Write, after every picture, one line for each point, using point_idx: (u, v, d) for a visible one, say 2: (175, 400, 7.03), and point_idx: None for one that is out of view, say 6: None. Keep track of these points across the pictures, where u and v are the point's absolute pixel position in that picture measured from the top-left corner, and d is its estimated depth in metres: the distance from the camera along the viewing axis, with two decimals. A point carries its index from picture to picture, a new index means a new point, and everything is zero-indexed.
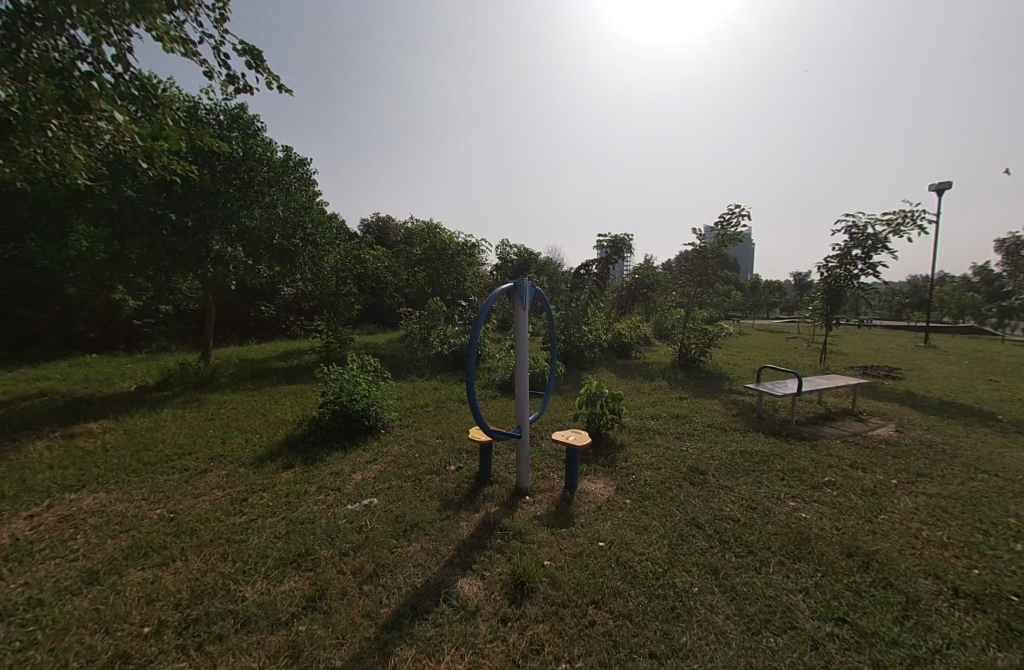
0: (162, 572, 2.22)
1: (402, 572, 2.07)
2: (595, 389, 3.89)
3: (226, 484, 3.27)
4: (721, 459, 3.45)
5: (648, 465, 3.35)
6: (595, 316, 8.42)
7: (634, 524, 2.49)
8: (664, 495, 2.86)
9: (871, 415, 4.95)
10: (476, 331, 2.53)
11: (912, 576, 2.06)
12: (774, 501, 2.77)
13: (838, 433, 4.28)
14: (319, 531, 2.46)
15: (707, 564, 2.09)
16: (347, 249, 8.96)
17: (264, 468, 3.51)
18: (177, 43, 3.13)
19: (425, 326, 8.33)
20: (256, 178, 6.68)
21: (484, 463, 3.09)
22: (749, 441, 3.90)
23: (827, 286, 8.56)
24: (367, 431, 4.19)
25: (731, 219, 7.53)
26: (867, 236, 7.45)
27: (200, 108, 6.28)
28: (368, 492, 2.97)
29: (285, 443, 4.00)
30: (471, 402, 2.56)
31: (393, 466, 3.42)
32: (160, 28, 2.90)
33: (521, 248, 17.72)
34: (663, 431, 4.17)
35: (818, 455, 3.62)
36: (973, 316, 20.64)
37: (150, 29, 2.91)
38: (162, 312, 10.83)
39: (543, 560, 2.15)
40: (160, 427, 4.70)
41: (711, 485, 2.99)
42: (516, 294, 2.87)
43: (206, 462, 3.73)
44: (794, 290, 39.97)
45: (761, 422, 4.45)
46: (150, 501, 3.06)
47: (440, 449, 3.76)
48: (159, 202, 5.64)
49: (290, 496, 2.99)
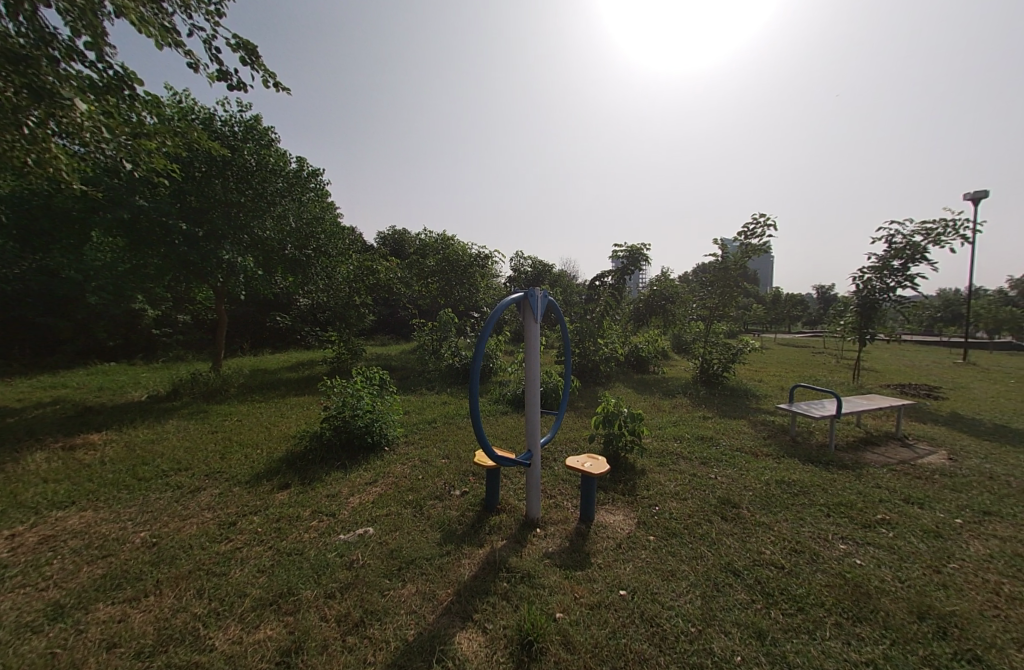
0: (131, 610, 2.01)
1: (392, 623, 1.80)
2: (613, 408, 3.59)
3: (217, 505, 3.08)
4: (755, 490, 3.09)
5: (673, 494, 3.03)
6: (610, 329, 8.16)
7: (660, 569, 2.18)
8: (693, 532, 2.54)
9: (917, 440, 4.50)
10: (482, 345, 2.28)
11: (1004, 648, 1.68)
12: (820, 543, 2.43)
13: (883, 461, 3.86)
14: (306, 567, 2.22)
15: (748, 625, 1.77)
16: (360, 260, 8.92)
17: (259, 487, 3.32)
18: (155, 31, 2.98)
19: (436, 337, 8.17)
20: (269, 188, 6.66)
21: (491, 490, 2.81)
22: (785, 468, 3.52)
23: (861, 299, 8.09)
24: (370, 449, 3.96)
25: (755, 228, 7.14)
26: (906, 246, 7.01)
27: (216, 119, 6.30)
28: (365, 518, 2.72)
29: (283, 460, 3.80)
30: (475, 424, 2.29)
31: (394, 489, 3.18)
32: (131, 10, 2.73)
33: (535, 260, 17.55)
34: (687, 455, 3.83)
35: (864, 486, 3.23)
36: (1013, 333, 19.53)
37: (120, 12, 2.74)
38: (181, 321, 10.99)
39: (554, 612, 1.86)
40: (161, 439, 4.59)
41: (746, 521, 2.65)
42: (527, 305, 2.62)
43: (201, 479, 3.56)
44: (818, 304, 38.71)
45: (796, 447, 4.07)
46: (137, 523, 2.89)
47: (445, 470, 3.51)
48: (171, 212, 5.61)
49: (281, 521, 2.76)
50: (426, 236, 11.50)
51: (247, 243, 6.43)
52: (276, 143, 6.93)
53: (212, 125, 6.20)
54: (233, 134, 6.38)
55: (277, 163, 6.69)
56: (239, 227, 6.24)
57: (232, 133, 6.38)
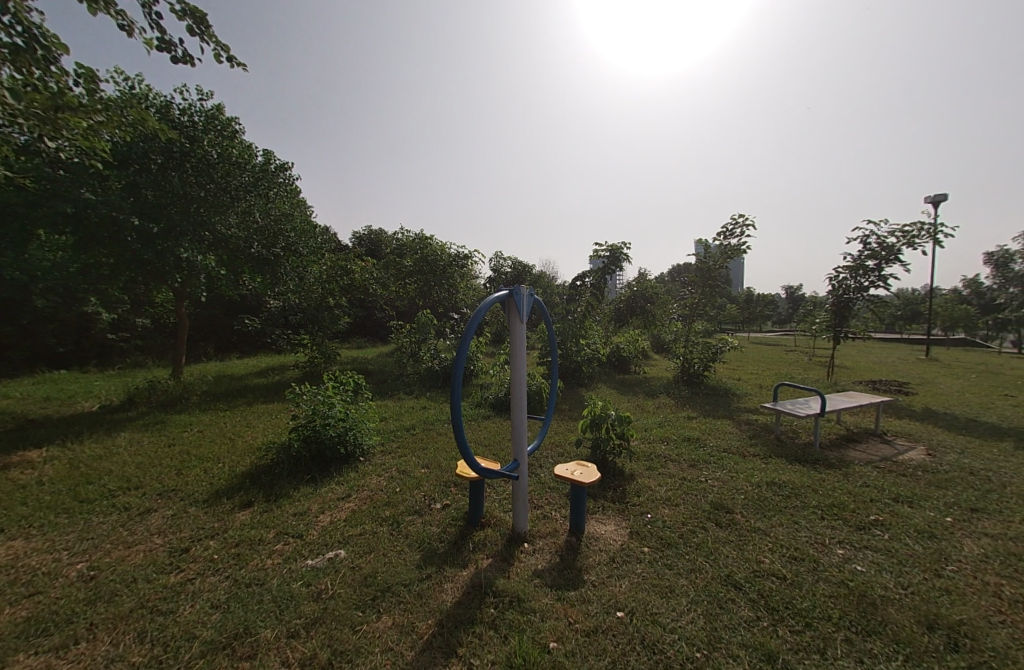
0: (56, 663, 1.72)
1: (365, 665, 1.59)
2: (600, 411, 3.45)
3: (169, 528, 2.77)
4: (747, 493, 3.00)
5: (665, 500, 2.91)
6: (592, 329, 8.08)
7: (658, 586, 2.03)
8: (689, 541, 2.41)
9: (896, 437, 4.55)
10: (464, 346, 2.09)
11: (1018, 658, 1.61)
12: (819, 549, 2.35)
13: (866, 458, 3.87)
14: (266, 601, 1.97)
15: (757, 647, 1.64)
16: (333, 260, 8.55)
17: (218, 507, 3.01)
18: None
19: (415, 340, 7.90)
20: (233, 183, 6.26)
21: (475, 503, 2.61)
22: (774, 469, 3.46)
23: (837, 298, 8.27)
24: (343, 460, 3.70)
25: (735, 228, 7.18)
26: (881, 247, 7.22)
27: (174, 107, 5.87)
28: (337, 539, 2.48)
29: (246, 475, 3.49)
30: (458, 434, 2.10)
31: (369, 504, 2.94)
32: None
33: (514, 260, 17.38)
34: (675, 458, 3.73)
35: (853, 485, 3.21)
36: (967, 329, 20.62)
37: None
38: (140, 325, 10.32)
39: (548, 641, 1.69)
40: (110, 454, 4.18)
41: (742, 527, 2.55)
42: (512, 304, 2.44)
43: (152, 499, 3.21)
44: (787, 303, 40.13)
45: (781, 447, 4.03)
46: (72, 553, 2.55)
47: (425, 481, 3.29)
48: (122, 207, 5.16)
49: (241, 546, 2.49)
50: (403, 236, 11.17)
51: (208, 241, 6.03)
52: (241, 135, 6.54)
53: (170, 113, 5.76)
54: (193, 123, 5.96)
55: (242, 156, 6.30)
56: (200, 224, 5.83)
57: (191, 124, 5.95)
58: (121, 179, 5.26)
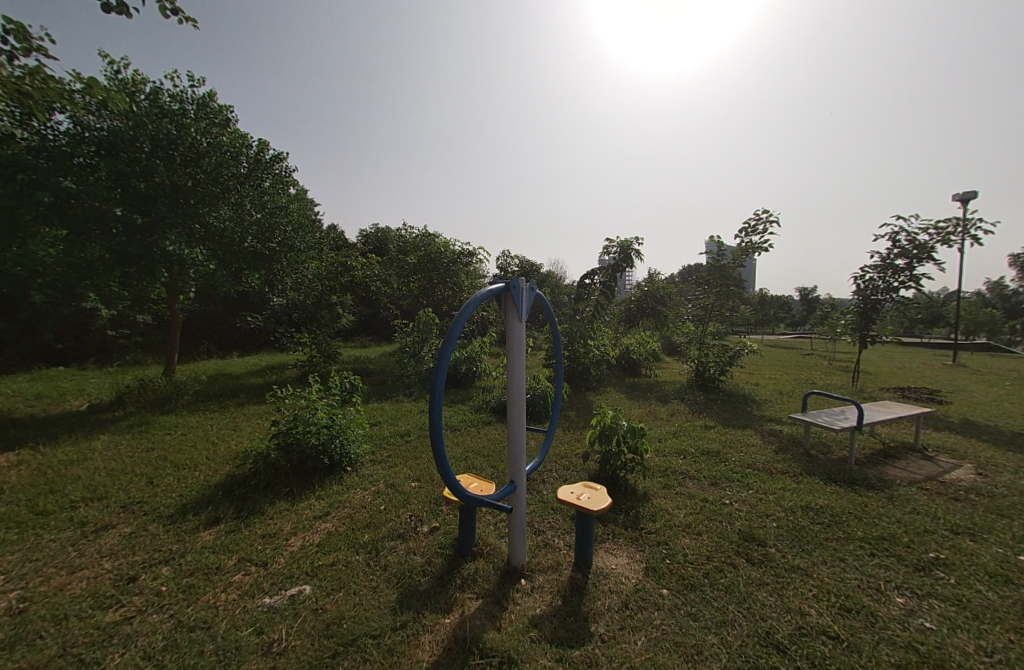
0: None
1: None
2: (610, 422, 3.08)
3: (122, 551, 2.45)
4: (780, 520, 2.61)
5: (685, 528, 2.53)
6: (601, 330, 7.70)
7: (681, 646, 1.66)
8: (716, 583, 2.03)
9: (939, 453, 4.11)
10: (446, 352, 1.74)
11: None
12: (874, 596, 1.96)
13: (909, 478, 3.46)
14: (206, 652, 1.64)
15: None
16: (333, 256, 8.28)
17: (182, 524, 2.70)
18: None
19: (415, 339, 7.59)
20: (224, 173, 6.00)
21: (465, 530, 2.26)
22: (807, 491, 3.05)
23: (862, 299, 7.80)
24: (327, 471, 3.37)
25: (755, 224, 6.74)
26: (912, 245, 6.76)
27: (164, 94, 5.61)
28: (304, 570, 2.15)
29: (219, 487, 3.17)
30: (439, 457, 1.76)
31: (348, 525, 2.61)
32: None
33: (522, 258, 17.00)
34: (694, 475, 3.34)
35: (900, 512, 2.80)
36: (992, 334, 19.74)
37: None
38: (140, 322, 10.16)
39: None
40: (83, 459, 3.91)
41: (777, 565, 2.17)
42: (510, 300, 2.08)
43: (113, 513, 2.91)
44: (801, 305, 39.06)
45: (813, 463, 3.62)
46: (8, 578, 2.23)
47: (413, 498, 2.95)
48: (106, 197, 4.91)
49: (195, 577, 2.16)
50: (407, 233, 10.85)
51: (199, 234, 5.78)
52: (234, 123, 6.30)
53: (160, 100, 5.50)
54: (183, 111, 5.70)
55: (233, 145, 6.04)
56: (189, 216, 5.57)
57: (182, 111, 5.69)
58: (106, 169, 5.01)
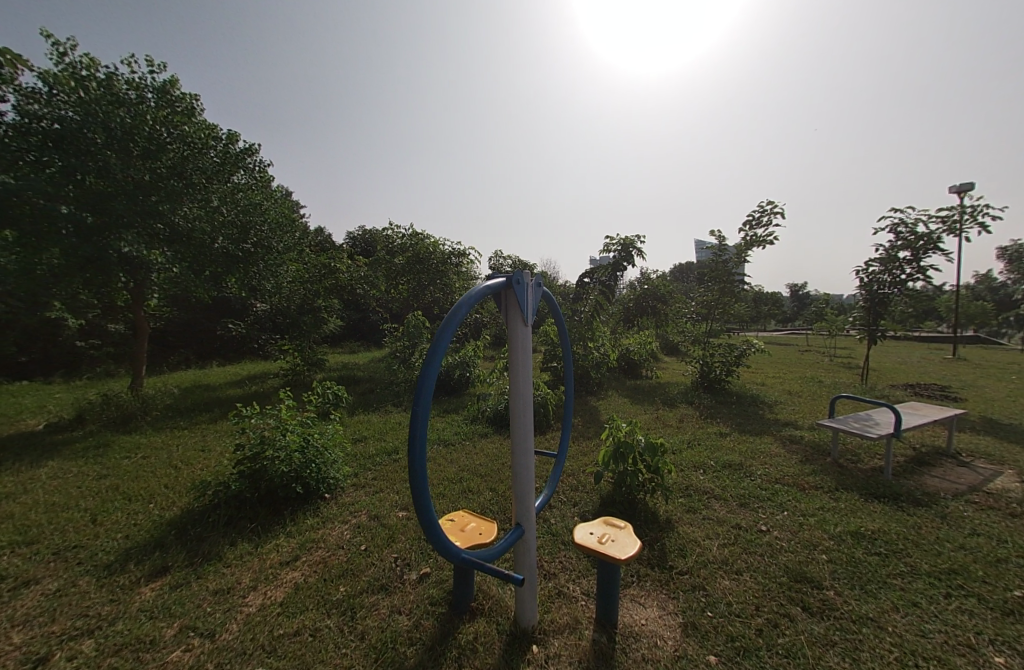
0: None
1: None
2: (626, 438, 2.68)
3: (34, 620, 1.98)
4: (830, 552, 2.24)
5: (721, 566, 2.14)
6: (601, 330, 7.33)
7: None
8: (775, 646, 1.64)
9: (975, 458, 3.77)
10: (432, 367, 1.33)
11: None
12: (971, 658, 1.58)
13: (953, 489, 3.12)
14: None
15: None
16: (315, 258, 7.80)
17: (120, 578, 2.23)
18: None
19: (405, 344, 7.16)
20: (190, 167, 5.51)
21: (460, 583, 1.85)
22: (850, 511, 2.69)
23: (868, 295, 7.52)
24: (302, 501, 2.94)
25: (760, 217, 6.42)
26: (917, 236, 6.49)
27: (119, 80, 5.11)
28: (259, 644, 1.71)
29: (173, 527, 2.70)
30: (422, 504, 1.34)
31: (321, 572, 2.18)
32: None
33: (514, 258, 16.58)
34: (720, 494, 2.97)
35: (961, 534, 2.44)
36: (982, 325, 19.73)
37: None
38: (113, 331, 9.56)
39: None
40: (21, 493, 3.40)
41: (843, 616, 1.79)
42: (512, 301, 1.66)
43: (39, 564, 2.43)
44: (791, 302, 39.11)
45: (846, 476, 3.26)
46: None
47: (400, 534, 2.52)
48: (55, 195, 4.42)
49: (118, 659, 1.70)
50: (395, 233, 10.40)
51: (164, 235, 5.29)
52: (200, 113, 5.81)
53: (115, 86, 5.00)
54: (142, 99, 5.21)
55: (199, 136, 5.56)
56: (151, 214, 5.09)
57: (140, 99, 5.20)
58: (55, 163, 4.52)
